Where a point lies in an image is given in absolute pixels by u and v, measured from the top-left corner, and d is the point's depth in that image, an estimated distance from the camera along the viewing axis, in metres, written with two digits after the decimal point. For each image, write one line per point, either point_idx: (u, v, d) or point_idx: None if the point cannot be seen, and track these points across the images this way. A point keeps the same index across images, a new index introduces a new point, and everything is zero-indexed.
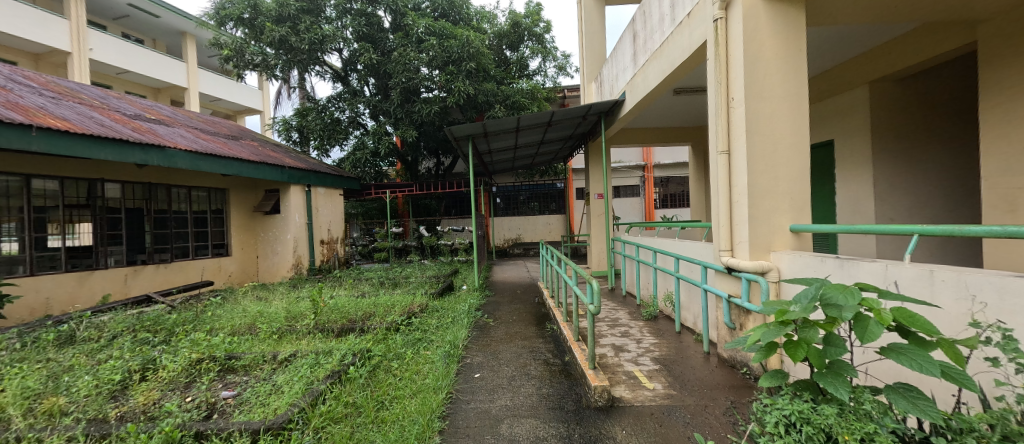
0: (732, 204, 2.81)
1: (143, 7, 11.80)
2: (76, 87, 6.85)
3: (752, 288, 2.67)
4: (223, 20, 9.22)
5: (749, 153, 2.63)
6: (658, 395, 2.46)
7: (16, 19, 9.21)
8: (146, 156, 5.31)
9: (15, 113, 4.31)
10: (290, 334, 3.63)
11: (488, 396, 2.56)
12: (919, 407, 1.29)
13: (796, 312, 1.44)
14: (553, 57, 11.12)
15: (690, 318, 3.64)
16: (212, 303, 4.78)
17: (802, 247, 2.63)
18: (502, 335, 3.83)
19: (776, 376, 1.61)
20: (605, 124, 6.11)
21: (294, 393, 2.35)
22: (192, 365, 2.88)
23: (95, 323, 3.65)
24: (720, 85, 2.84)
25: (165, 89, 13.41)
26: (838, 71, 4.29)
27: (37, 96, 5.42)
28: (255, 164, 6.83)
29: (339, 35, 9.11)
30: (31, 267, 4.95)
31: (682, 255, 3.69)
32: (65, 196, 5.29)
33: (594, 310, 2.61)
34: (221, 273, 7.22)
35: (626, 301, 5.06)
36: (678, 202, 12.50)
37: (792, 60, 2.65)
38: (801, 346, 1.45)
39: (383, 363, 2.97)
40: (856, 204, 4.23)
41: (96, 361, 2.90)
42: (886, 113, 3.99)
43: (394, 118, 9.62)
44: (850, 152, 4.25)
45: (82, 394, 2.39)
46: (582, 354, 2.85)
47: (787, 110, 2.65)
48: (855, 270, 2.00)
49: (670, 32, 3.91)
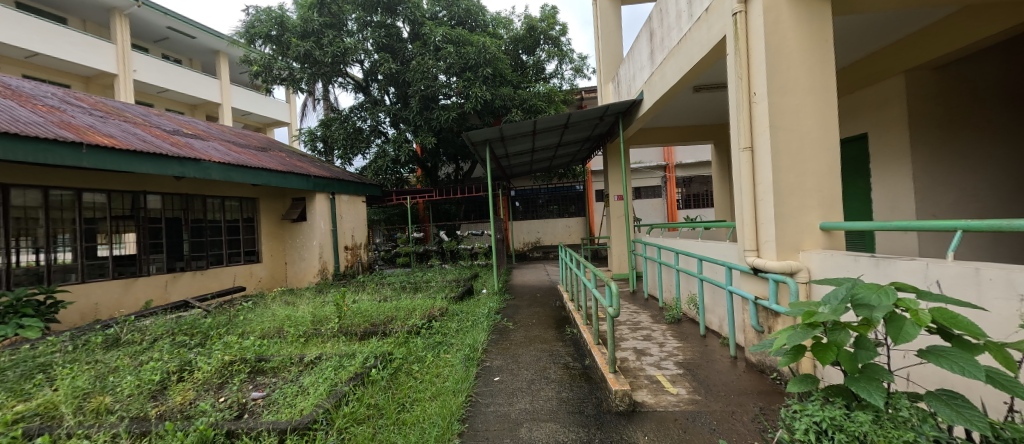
0: (757, 202, 2.71)
1: (180, 29, 12.54)
2: (121, 106, 7.31)
3: (781, 289, 2.56)
4: (252, 38, 9.65)
5: (773, 149, 2.54)
6: (682, 400, 2.40)
7: (68, 45, 9.95)
8: (183, 169, 5.58)
9: (67, 132, 4.65)
10: (316, 337, 3.75)
11: (508, 399, 2.56)
12: (964, 416, 1.18)
13: (825, 313, 1.36)
14: (569, 59, 11.11)
15: (716, 320, 3.54)
16: (243, 307, 5.00)
17: (834, 246, 2.51)
18: (522, 339, 3.81)
19: (806, 380, 1.53)
20: (623, 124, 6.05)
21: (319, 395, 2.42)
22: (224, 366, 3.00)
23: (138, 326, 3.87)
24: (741, 80, 2.76)
25: (201, 106, 14.13)
26: (871, 61, 4.08)
27: (87, 116, 5.82)
28: (282, 175, 7.08)
29: (360, 47, 9.39)
30: (83, 275, 5.29)
31: (705, 256, 3.60)
32: (112, 208, 5.67)
33: (613, 312, 2.57)
34: (252, 279, 7.52)
35: (647, 304, 4.96)
36: (702, 202, 12.23)
37: (817, 52, 2.56)
38: (831, 349, 1.36)
39: (404, 365, 3.01)
40: (894, 200, 4.01)
41: (138, 362, 3.06)
42: (924, 103, 3.78)
43: (413, 125, 9.82)
44: (886, 145, 4.04)
45: (126, 393, 2.53)
46: (602, 358, 2.81)
47: (813, 104, 2.55)
48: (891, 269, 1.90)
49: (688, 29, 3.83)
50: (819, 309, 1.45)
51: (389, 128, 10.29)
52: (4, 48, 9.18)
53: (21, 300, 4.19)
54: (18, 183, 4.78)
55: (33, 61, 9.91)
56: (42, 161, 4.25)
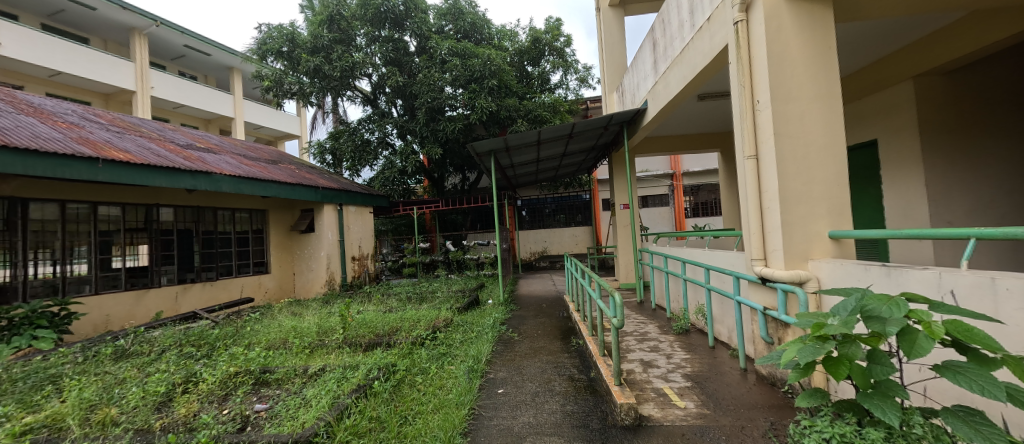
0: (763, 210, 2.67)
1: (196, 47, 12.93)
2: (137, 122, 7.51)
3: (790, 299, 2.48)
4: (264, 54, 9.89)
5: (778, 156, 2.51)
6: (690, 414, 2.34)
7: (89, 64, 10.31)
8: (194, 182, 5.69)
9: (85, 147, 4.78)
10: (321, 348, 3.75)
11: (511, 412, 2.52)
12: (983, 434, 1.11)
13: (835, 325, 1.28)
14: (574, 70, 11.22)
15: (725, 331, 3.47)
16: (249, 318, 5.02)
17: (844, 255, 2.47)
18: (527, 350, 3.77)
19: (816, 395, 1.46)
20: (628, 133, 6.05)
21: (321, 407, 2.41)
22: (229, 378, 3.00)
23: (146, 338, 3.91)
24: (744, 88, 2.74)
25: (214, 120, 14.47)
26: (880, 66, 4.04)
27: (104, 131, 5.99)
28: (291, 186, 7.18)
29: (368, 61, 9.59)
30: (96, 286, 5.39)
31: (713, 266, 3.54)
32: (125, 221, 5.79)
33: (617, 323, 2.53)
34: (261, 289, 7.58)
35: (656, 315, 4.87)
36: (710, 210, 12.13)
37: (821, 59, 2.53)
38: (842, 364, 1.28)
39: (407, 377, 3.00)
40: (907, 207, 3.93)
41: (145, 373, 3.08)
42: (935, 108, 3.73)
43: (420, 137, 9.93)
44: (898, 151, 3.97)
45: (132, 404, 2.54)
46: (607, 370, 2.78)
47: (819, 111, 2.52)
48: (903, 278, 1.84)
49: (691, 38, 3.84)
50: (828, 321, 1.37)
51: (397, 140, 10.41)
52: (29, 68, 9.54)
53: (36, 312, 4.28)
54: (37, 198, 4.92)
55: (56, 80, 10.28)
56: (59, 175, 4.38)
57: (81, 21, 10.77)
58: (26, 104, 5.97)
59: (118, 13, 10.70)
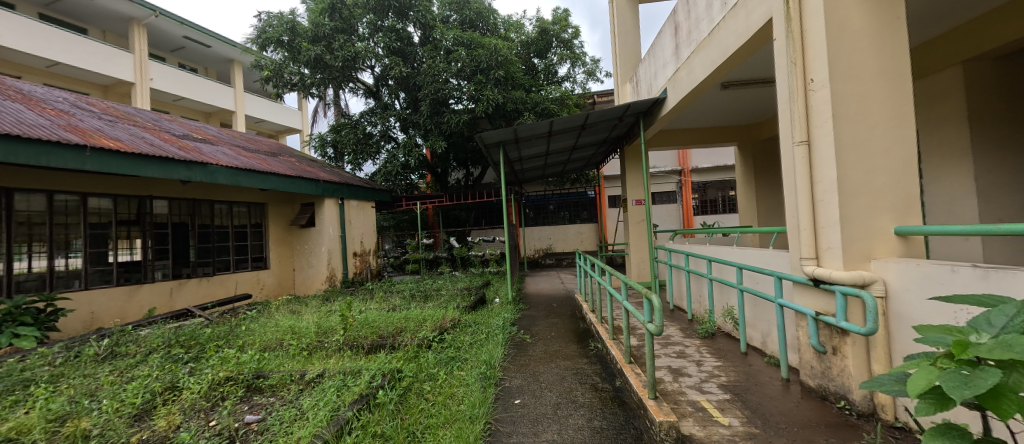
0: (816, 204, 2.36)
1: (196, 39, 12.64)
2: (133, 111, 7.22)
3: (851, 304, 2.17)
4: (264, 44, 9.57)
5: (836, 142, 2.21)
6: (737, 434, 2.05)
7: (86, 54, 10.00)
8: (190, 173, 5.39)
9: (73, 135, 4.51)
10: (320, 350, 3.49)
11: (532, 427, 2.24)
12: None
13: (994, 346, 0.88)
14: (582, 62, 10.92)
15: (758, 336, 3.19)
16: (246, 317, 4.75)
17: (912, 254, 2.17)
18: (542, 354, 3.50)
19: (949, 432, 0.99)
20: (644, 125, 5.73)
21: (318, 421, 2.14)
22: (216, 385, 2.73)
23: (135, 338, 3.65)
24: (795, 66, 2.43)
25: (215, 114, 14.24)
26: (926, 50, 3.73)
27: (96, 119, 5.71)
28: (291, 179, 6.89)
29: (371, 51, 9.28)
30: (86, 281, 5.13)
31: (746, 265, 3.25)
32: (117, 213, 5.51)
33: (654, 330, 2.22)
34: (259, 285, 7.33)
35: (675, 316, 4.60)
36: (719, 208, 11.87)
37: (886, 32, 2.23)
38: (1010, 400, 0.86)
39: (414, 385, 2.73)
40: (953, 203, 3.64)
41: (126, 379, 2.82)
42: (987, 96, 3.43)
43: (424, 130, 9.63)
44: (942, 143, 3.70)
45: (107, 416, 2.27)
46: (638, 380, 2.49)
47: (883, 90, 2.22)
48: (1009, 284, 1.54)
49: (721, 18, 3.55)
50: (969, 339, 0.97)
51: (400, 133, 10.13)
52: (26, 57, 9.28)
53: (20, 308, 4.00)
54: (22, 188, 4.64)
55: (53, 70, 10.02)
56: (44, 164, 4.09)
57: (79, 11, 10.51)
58: (15, 90, 5.69)
59: (117, 3, 10.42)
